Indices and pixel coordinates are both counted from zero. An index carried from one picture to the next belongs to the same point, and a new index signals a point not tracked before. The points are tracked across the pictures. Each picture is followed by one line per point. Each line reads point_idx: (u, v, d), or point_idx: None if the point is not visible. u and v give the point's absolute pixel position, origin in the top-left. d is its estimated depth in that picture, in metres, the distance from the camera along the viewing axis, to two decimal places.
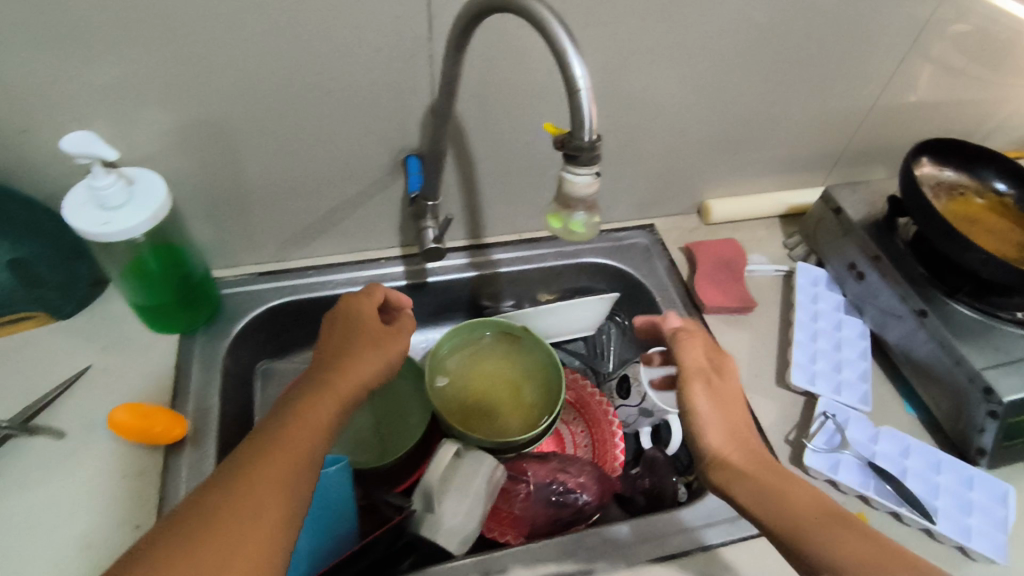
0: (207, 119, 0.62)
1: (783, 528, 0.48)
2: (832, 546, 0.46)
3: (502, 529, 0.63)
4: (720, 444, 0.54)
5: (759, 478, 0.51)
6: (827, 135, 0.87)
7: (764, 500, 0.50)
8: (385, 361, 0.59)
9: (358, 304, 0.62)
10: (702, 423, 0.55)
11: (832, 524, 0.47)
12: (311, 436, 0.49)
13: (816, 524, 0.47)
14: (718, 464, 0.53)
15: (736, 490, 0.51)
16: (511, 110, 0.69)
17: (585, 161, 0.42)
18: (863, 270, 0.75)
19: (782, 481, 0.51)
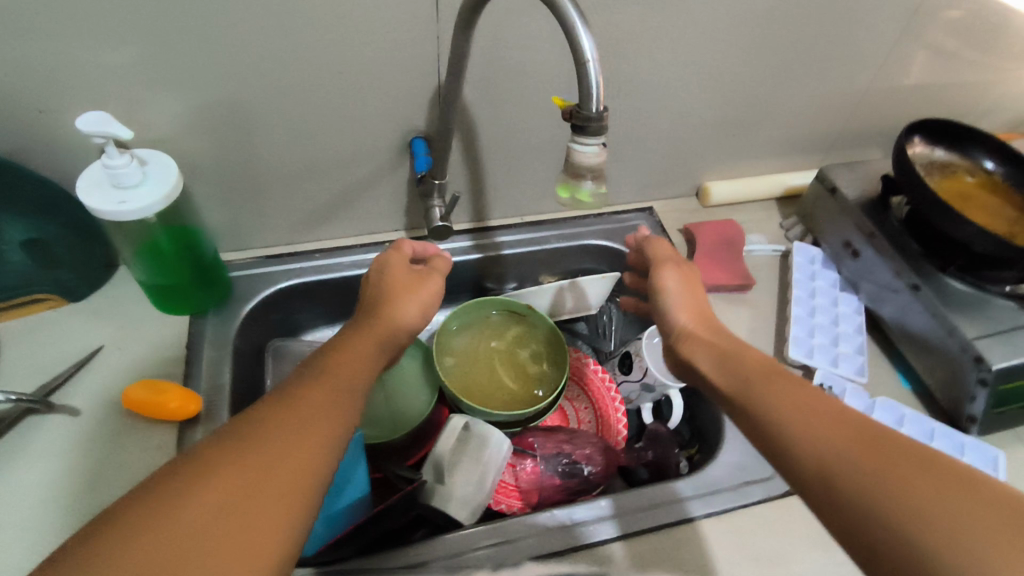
0: (219, 101, 0.63)
1: (727, 388, 0.54)
2: (763, 397, 0.50)
3: (509, 501, 0.65)
4: (686, 320, 0.62)
5: (718, 345, 0.59)
6: (821, 119, 0.90)
7: (719, 365, 0.56)
8: (419, 307, 0.62)
9: (386, 256, 0.66)
10: (671, 301, 0.64)
11: (769, 381, 0.51)
12: (348, 375, 0.51)
13: (754, 382, 0.52)
14: (685, 337, 0.61)
15: (693, 353, 0.59)
16: (515, 95, 0.71)
17: (593, 131, 0.43)
18: (858, 248, 0.77)
19: (735, 349, 0.57)
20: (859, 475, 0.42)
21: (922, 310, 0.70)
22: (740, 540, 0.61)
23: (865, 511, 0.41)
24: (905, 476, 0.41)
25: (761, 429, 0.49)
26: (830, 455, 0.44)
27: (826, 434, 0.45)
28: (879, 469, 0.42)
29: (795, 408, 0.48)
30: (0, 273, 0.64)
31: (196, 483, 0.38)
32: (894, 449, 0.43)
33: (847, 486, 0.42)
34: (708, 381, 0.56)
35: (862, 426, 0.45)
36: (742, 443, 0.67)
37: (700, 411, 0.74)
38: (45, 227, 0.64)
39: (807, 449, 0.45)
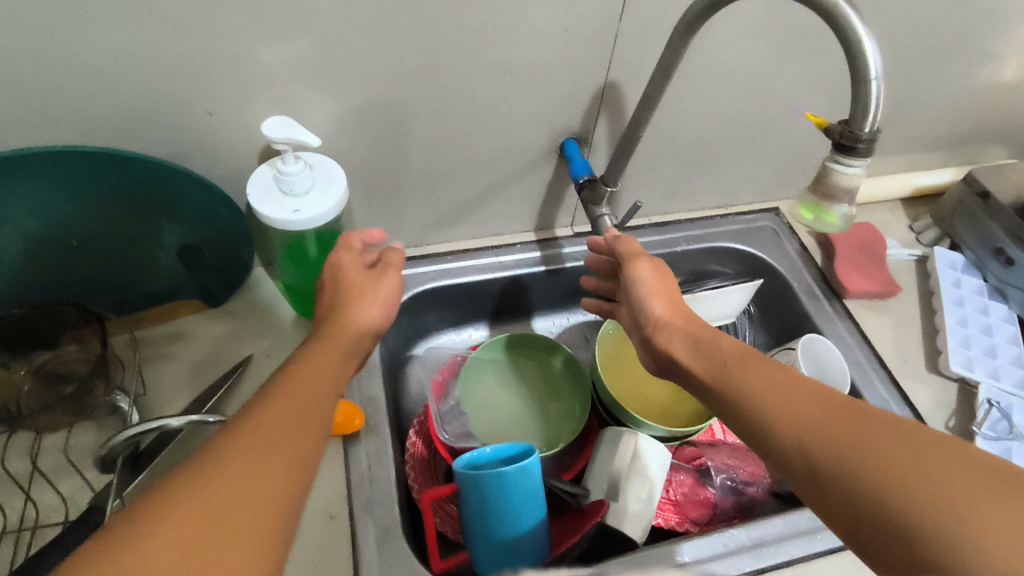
0: (382, 99, 0.60)
1: (701, 372, 0.48)
2: (737, 375, 0.46)
3: (665, 514, 0.64)
4: (661, 307, 0.55)
5: (694, 331, 0.52)
6: (967, 118, 0.85)
7: (693, 352, 0.50)
8: (376, 310, 0.55)
9: (339, 259, 0.57)
10: (646, 291, 0.56)
11: (745, 360, 0.47)
12: (308, 398, 0.45)
13: (728, 361, 0.47)
14: (658, 327, 0.54)
15: (667, 344, 0.52)
16: (677, 96, 0.67)
17: (861, 153, 0.41)
18: (1012, 255, 0.74)
19: (709, 334, 0.51)
20: (840, 450, 0.39)
21: None
22: None
23: (845, 492, 0.38)
24: (888, 449, 0.38)
25: (736, 411, 0.45)
26: (811, 435, 0.40)
27: (806, 413, 0.41)
28: (862, 447, 0.38)
29: (775, 384, 0.44)
30: (147, 276, 0.63)
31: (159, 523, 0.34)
32: (874, 424, 0.39)
33: (829, 468, 0.39)
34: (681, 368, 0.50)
35: (832, 401, 0.42)
36: None
37: None
38: (199, 233, 0.62)
39: (787, 431, 0.42)
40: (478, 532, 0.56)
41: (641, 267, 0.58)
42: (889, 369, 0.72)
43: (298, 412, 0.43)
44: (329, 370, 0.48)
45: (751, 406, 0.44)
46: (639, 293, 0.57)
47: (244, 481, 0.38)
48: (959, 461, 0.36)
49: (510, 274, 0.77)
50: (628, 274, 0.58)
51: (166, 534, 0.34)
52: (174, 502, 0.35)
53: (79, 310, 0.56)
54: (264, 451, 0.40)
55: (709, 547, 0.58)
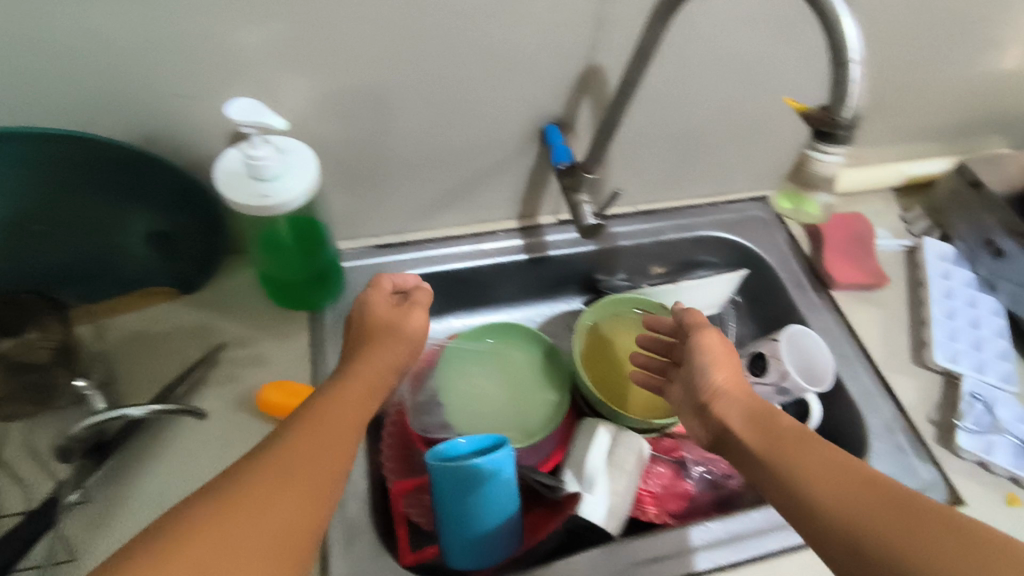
0: (355, 82, 0.58)
1: (756, 445, 0.48)
2: (788, 455, 0.46)
3: (644, 507, 0.63)
4: (720, 376, 0.55)
5: (752, 403, 0.52)
6: (964, 107, 0.83)
7: (749, 424, 0.50)
8: (404, 341, 0.58)
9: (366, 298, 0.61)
10: (707, 357, 0.56)
11: (799, 439, 0.47)
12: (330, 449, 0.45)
13: (783, 439, 0.47)
14: (718, 396, 0.54)
15: (725, 414, 0.52)
16: (662, 80, 0.65)
17: (840, 139, 0.39)
18: (1002, 246, 0.73)
19: (766, 408, 0.51)
20: (879, 535, 0.39)
21: None
22: None
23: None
24: (927, 541, 0.38)
25: (777, 483, 0.45)
26: (856, 523, 0.40)
27: (848, 494, 0.42)
28: (907, 543, 0.38)
29: (819, 463, 0.44)
30: (122, 262, 0.61)
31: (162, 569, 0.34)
32: (922, 515, 0.39)
33: (868, 550, 0.39)
34: (738, 440, 0.50)
35: (881, 491, 0.41)
36: (889, 453, 0.65)
37: (834, 415, 0.71)
38: (175, 219, 0.61)
39: (827, 509, 0.42)
40: (450, 526, 0.55)
41: (707, 336, 0.58)
42: (874, 361, 0.71)
43: (323, 463, 0.43)
44: (355, 419, 0.49)
45: (795, 482, 0.44)
46: (699, 361, 0.56)
47: (250, 534, 0.38)
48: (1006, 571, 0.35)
49: (492, 263, 0.76)
50: (692, 341, 0.58)
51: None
52: (182, 545, 0.36)
53: (47, 302, 0.55)
54: (273, 491, 0.40)
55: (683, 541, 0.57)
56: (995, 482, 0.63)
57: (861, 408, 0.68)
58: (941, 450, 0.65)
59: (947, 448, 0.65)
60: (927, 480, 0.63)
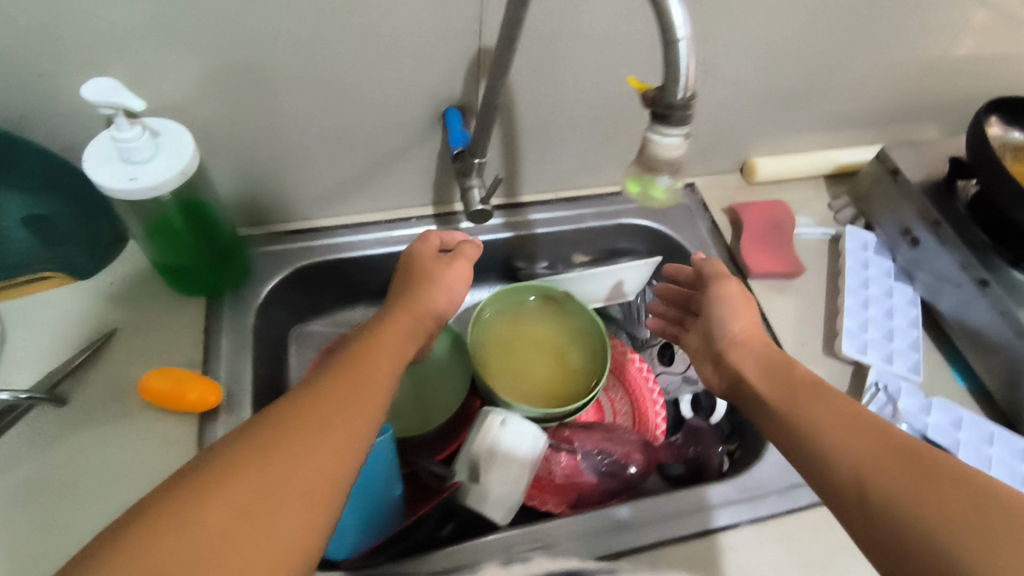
0: (234, 64, 0.56)
1: (773, 397, 0.52)
2: (805, 409, 0.48)
3: (541, 496, 0.63)
4: (737, 328, 0.59)
5: (767, 351, 0.56)
6: (893, 93, 0.81)
7: (764, 373, 0.54)
8: (442, 295, 0.59)
9: (416, 251, 0.63)
10: (728, 309, 0.60)
11: (814, 392, 0.49)
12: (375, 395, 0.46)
13: (801, 393, 0.50)
14: (733, 345, 0.58)
15: (739, 362, 0.57)
16: (560, 64, 0.63)
17: (677, 121, 0.38)
18: (919, 235, 0.72)
19: (783, 359, 0.54)
20: (893, 480, 0.41)
21: (991, 308, 0.65)
22: (789, 547, 0.58)
23: (884, 524, 0.40)
24: (941, 488, 0.39)
25: (795, 435, 0.48)
26: (866, 467, 0.42)
27: (866, 445, 0.44)
28: (908, 484, 0.40)
29: (840, 416, 0.46)
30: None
31: (209, 495, 0.35)
32: (940, 466, 0.41)
33: (882, 495, 0.41)
34: (751, 386, 0.54)
35: (890, 438, 0.44)
36: None
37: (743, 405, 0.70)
38: (51, 203, 0.60)
39: (844, 458, 0.44)
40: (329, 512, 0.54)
41: (726, 288, 0.61)
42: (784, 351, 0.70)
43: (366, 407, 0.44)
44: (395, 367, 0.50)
45: (814, 433, 0.46)
46: (717, 308, 0.60)
47: (299, 466, 0.39)
48: (1004, 511, 0.37)
49: (402, 249, 0.75)
50: (710, 291, 0.62)
51: (237, 487, 0.36)
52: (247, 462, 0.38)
53: None
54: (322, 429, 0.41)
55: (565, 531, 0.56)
56: None
57: None
58: None
59: None
60: None
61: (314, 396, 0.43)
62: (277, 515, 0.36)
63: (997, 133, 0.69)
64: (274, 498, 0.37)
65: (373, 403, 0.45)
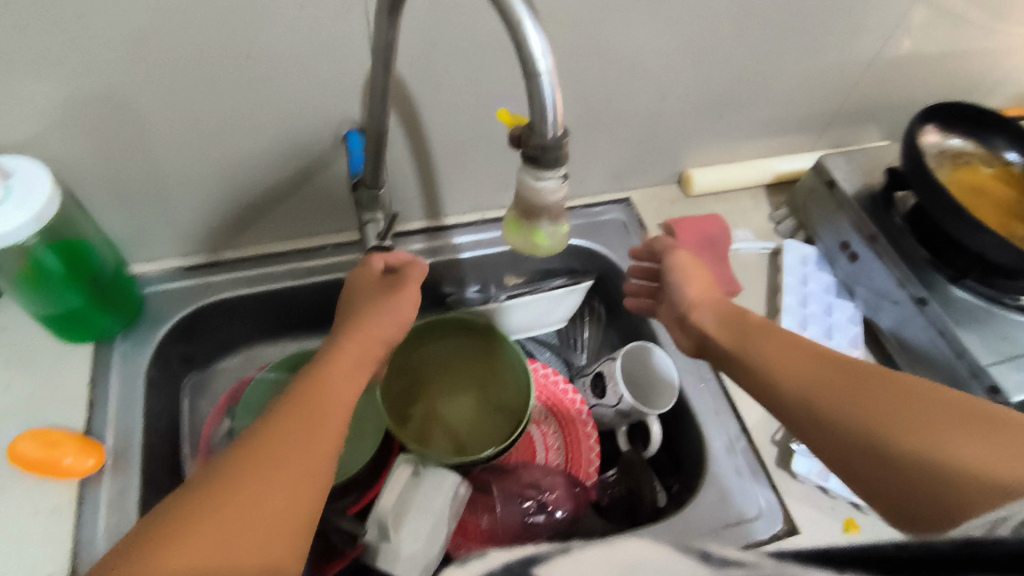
0: (93, 92, 0.51)
1: (729, 342, 0.51)
2: (757, 348, 0.48)
3: (468, 547, 0.58)
4: (693, 289, 0.57)
5: (723, 305, 0.55)
6: (831, 98, 0.77)
7: (719, 323, 0.53)
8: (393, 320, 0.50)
9: (358, 280, 0.52)
10: (681, 273, 0.58)
11: (764, 331, 0.49)
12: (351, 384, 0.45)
13: (752, 333, 0.50)
14: (691, 305, 0.56)
15: (696, 319, 0.55)
16: (465, 80, 0.59)
17: (551, 163, 0.34)
18: (856, 250, 0.68)
19: (736, 308, 0.53)
20: (843, 400, 0.41)
21: (930, 327, 0.62)
22: None
23: (852, 437, 0.40)
24: (885, 398, 0.40)
25: (752, 374, 0.48)
26: (817, 391, 0.43)
27: (816, 373, 0.44)
28: (857, 395, 0.41)
29: (788, 350, 0.47)
30: None
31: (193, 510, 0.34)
32: (879, 378, 0.41)
33: (837, 417, 0.41)
34: (710, 340, 0.52)
35: (834, 358, 0.45)
36: (725, 479, 0.61)
37: (679, 437, 0.67)
38: None
39: (798, 389, 0.44)
40: None
41: (677, 253, 0.60)
42: (721, 377, 0.67)
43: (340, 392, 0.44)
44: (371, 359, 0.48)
45: (767, 368, 0.47)
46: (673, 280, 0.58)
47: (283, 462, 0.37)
48: (949, 402, 0.38)
49: (314, 281, 0.69)
50: (663, 261, 0.60)
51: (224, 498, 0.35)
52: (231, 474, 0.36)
53: None
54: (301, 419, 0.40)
55: None
56: (834, 506, 0.60)
57: (703, 429, 0.63)
58: (780, 473, 0.62)
59: (785, 471, 0.61)
60: (764, 509, 0.59)
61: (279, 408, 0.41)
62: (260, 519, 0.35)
63: (934, 144, 0.67)
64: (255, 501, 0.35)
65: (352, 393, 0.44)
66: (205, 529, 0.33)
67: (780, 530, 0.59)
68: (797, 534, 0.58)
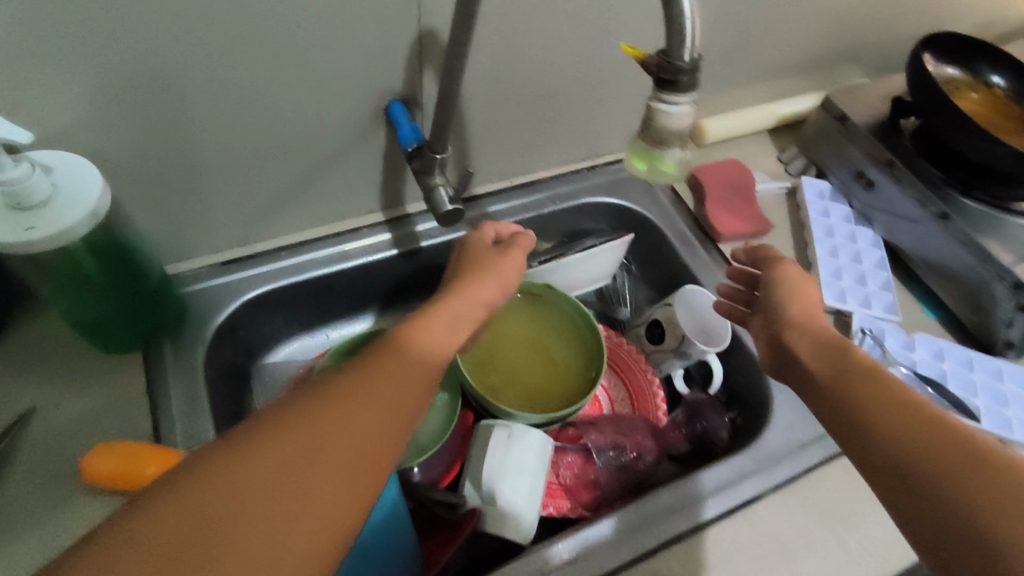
0: (135, 74, 0.47)
1: (817, 367, 0.47)
2: (857, 384, 0.43)
3: (556, 502, 0.59)
4: (793, 308, 0.53)
5: (821, 328, 0.50)
6: (828, 41, 0.81)
7: (816, 349, 0.48)
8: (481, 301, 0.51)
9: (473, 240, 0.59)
10: (780, 289, 0.55)
11: (869, 370, 0.44)
12: (383, 410, 0.38)
13: (850, 369, 0.45)
14: (789, 325, 0.52)
15: (792, 339, 0.50)
16: (509, 40, 0.58)
17: (684, 86, 0.34)
18: (872, 177, 0.73)
19: (839, 336, 0.49)
20: (938, 466, 0.37)
21: (951, 239, 0.67)
22: (814, 506, 0.58)
23: (932, 509, 0.36)
24: (993, 482, 0.35)
25: (836, 402, 0.44)
26: (911, 446, 0.38)
27: (918, 432, 0.39)
28: (960, 465, 0.36)
29: (893, 397, 0.41)
30: None
31: (205, 482, 0.31)
32: (998, 467, 0.36)
33: (923, 478, 0.37)
34: (801, 364, 0.48)
35: (945, 424, 0.39)
36: (789, 403, 0.64)
37: (735, 374, 0.70)
38: None
39: (889, 438, 0.39)
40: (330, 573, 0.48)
41: (782, 270, 0.57)
42: None
43: (381, 412, 0.37)
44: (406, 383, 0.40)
45: (858, 405, 0.42)
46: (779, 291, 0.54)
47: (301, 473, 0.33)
48: None
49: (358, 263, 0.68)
50: (767, 274, 0.57)
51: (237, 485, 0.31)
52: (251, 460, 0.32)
53: None
54: (335, 431, 0.35)
55: (596, 539, 0.53)
56: None
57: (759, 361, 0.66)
58: None
59: None
60: None
61: (369, 361, 0.40)
62: (310, 502, 0.32)
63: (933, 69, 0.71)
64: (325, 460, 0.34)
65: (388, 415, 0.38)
66: (285, 459, 0.33)
67: None
68: None
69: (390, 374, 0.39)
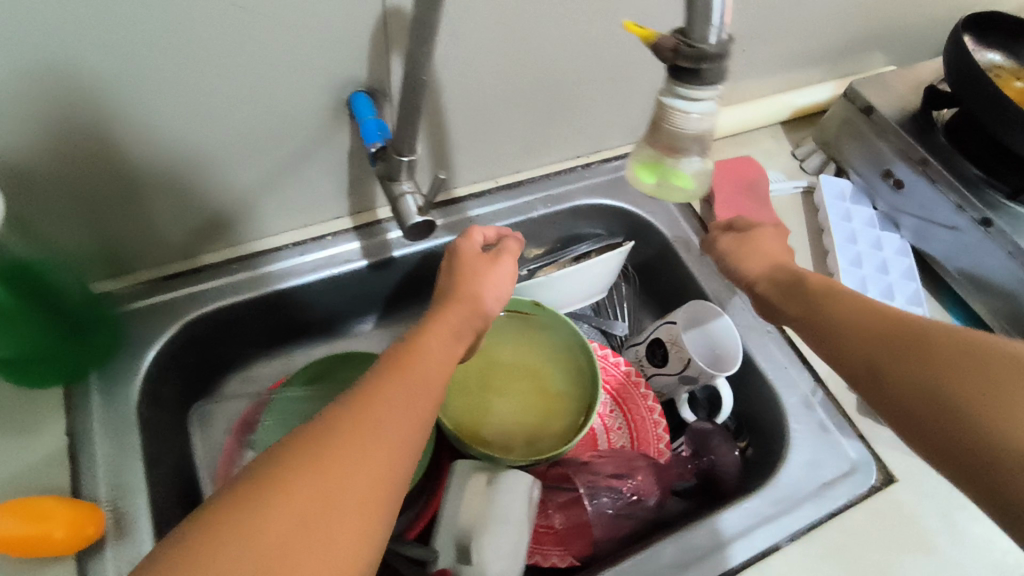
0: (30, 62, 0.39)
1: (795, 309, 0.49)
2: (831, 318, 0.45)
3: (545, 551, 0.52)
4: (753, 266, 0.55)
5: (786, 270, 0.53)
6: (856, 23, 0.72)
7: (785, 290, 0.51)
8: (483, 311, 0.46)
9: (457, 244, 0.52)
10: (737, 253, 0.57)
11: (838, 297, 0.46)
12: (410, 400, 0.36)
13: (816, 299, 0.48)
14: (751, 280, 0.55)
15: (758, 286, 0.53)
16: (493, 22, 0.50)
17: (710, 79, 0.27)
18: (902, 177, 0.66)
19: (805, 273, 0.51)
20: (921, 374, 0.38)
21: (992, 248, 0.60)
22: (840, 559, 0.50)
23: (928, 420, 0.37)
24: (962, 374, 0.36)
25: (823, 339, 0.45)
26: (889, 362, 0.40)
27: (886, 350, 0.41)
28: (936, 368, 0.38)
29: (863, 317, 0.44)
30: None
31: (239, 517, 0.29)
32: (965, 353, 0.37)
33: (903, 393, 0.39)
34: (775, 304, 0.51)
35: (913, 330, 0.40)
36: (810, 435, 0.56)
37: (747, 399, 0.62)
38: None
39: (868, 360, 0.42)
40: None
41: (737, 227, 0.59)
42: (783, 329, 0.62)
43: (408, 401, 0.36)
44: (426, 368, 0.39)
45: (839, 336, 0.44)
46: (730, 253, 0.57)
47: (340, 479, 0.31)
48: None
49: (321, 278, 0.60)
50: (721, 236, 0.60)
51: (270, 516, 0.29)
52: (283, 482, 0.30)
53: None
54: (366, 429, 0.33)
55: None
56: None
57: (775, 386, 0.59)
58: (864, 421, 0.58)
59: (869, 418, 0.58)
60: (856, 461, 0.55)
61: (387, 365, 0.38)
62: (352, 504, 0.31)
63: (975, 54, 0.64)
64: (360, 466, 0.32)
65: (416, 401, 0.36)
66: (319, 480, 0.31)
67: (877, 480, 0.55)
68: (895, 482, 0.55)
69: (405, 374, 0.37)
